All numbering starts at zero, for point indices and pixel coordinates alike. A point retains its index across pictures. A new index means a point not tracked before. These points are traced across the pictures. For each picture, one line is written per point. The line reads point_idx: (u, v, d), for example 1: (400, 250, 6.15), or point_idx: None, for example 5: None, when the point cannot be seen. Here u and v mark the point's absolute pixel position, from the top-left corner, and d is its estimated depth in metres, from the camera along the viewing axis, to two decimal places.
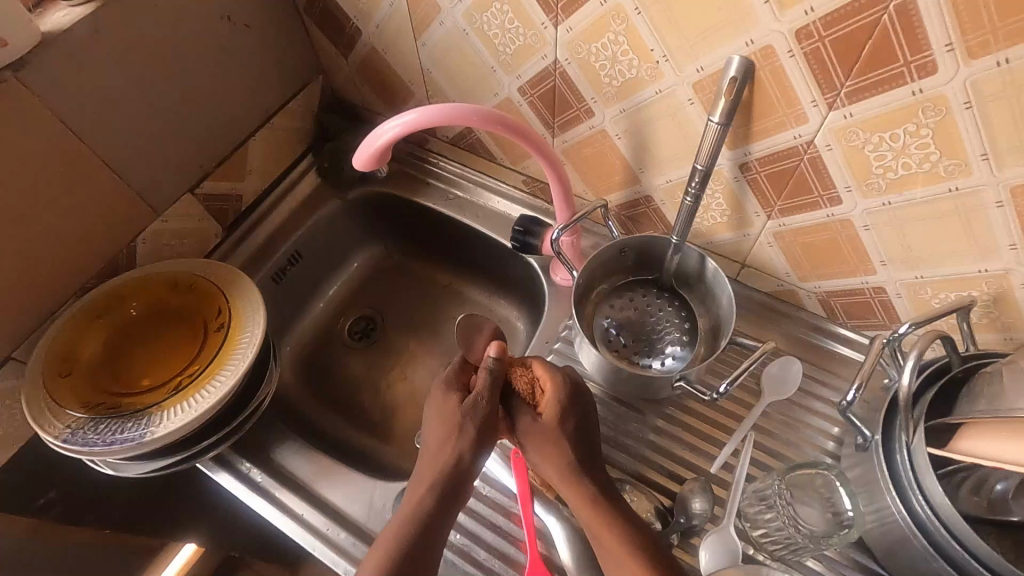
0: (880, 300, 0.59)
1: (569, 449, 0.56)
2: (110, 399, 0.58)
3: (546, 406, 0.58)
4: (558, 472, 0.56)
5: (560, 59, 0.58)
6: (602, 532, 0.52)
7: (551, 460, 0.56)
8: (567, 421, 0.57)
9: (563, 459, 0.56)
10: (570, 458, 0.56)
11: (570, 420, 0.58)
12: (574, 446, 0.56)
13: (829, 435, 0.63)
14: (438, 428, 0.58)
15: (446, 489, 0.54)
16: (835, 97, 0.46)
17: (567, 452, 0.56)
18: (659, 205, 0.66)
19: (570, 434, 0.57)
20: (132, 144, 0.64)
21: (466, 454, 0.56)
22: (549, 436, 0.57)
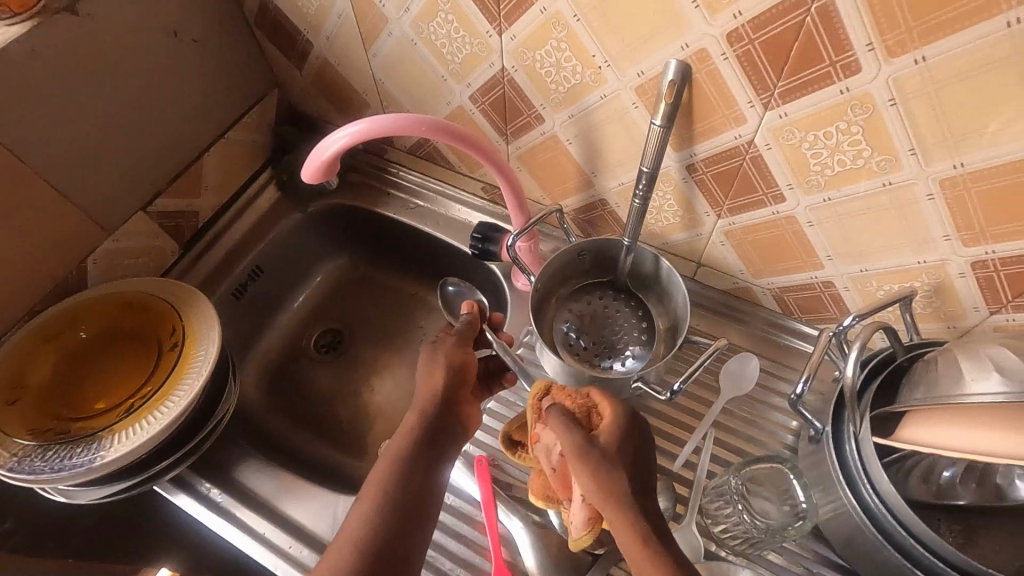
0: (830, 294, 0.60)
1: (626, 478, 0.45)
2: (59, 424, 0.57)
3: (605, 427, 0.48)
4: (605, 499, 0.44)
5: (507, 67, 0.58)
6: (640, 562, 0.41)
7: (600, 488, 0.44)
8: (628, 445, 0.47)
9: (618, 486, 0.44)
10: (626, 486, 0.44)
11: (630, 445, 0.47)
12: (630, 474, 0.45)
13: (788, 429, 0.64)
14: (424, 387, 0.54)
15: (426, 455, 0.50)
16: (769, 97, 0.47)
17: (621, 480, 0.44)
18: (614, 208, 0.67)
19: (630, 465, 0.46)
20: (78, 163, 0.63)
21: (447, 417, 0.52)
22: (603, 461, 0.45)
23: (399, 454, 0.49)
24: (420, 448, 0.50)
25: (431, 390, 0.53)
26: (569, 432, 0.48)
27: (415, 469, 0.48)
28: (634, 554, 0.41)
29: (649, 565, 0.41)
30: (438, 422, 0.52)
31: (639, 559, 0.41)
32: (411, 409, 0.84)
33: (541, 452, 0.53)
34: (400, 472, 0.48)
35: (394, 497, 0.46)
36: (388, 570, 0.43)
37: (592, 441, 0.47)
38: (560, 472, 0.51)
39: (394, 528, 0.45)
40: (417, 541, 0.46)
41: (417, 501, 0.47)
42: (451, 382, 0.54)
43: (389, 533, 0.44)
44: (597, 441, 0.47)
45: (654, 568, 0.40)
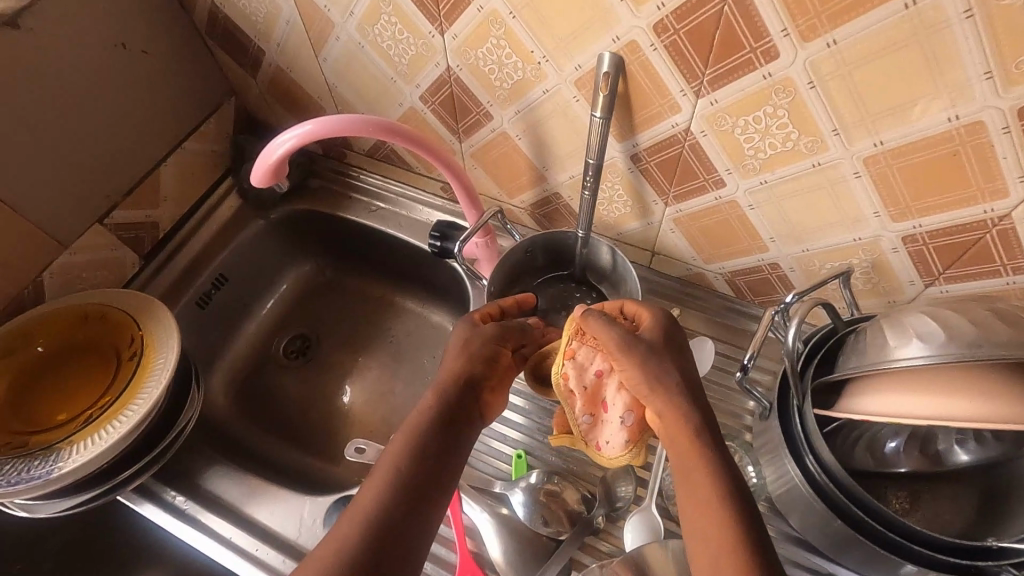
0: (777, 275, 0.62)
1: (677, 372, 0.49)
2: (16, 438, 0.57)
3: (646, 325, 0.52)
4: (653, 388, 0.48)
5: (452, 66, 0.60)
6: (689, 460, 0.45)
7: (652, 378, 0.48)
8: (670, 343, 0.51)
9: (663, 378, 0.48)
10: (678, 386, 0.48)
11: (671, 344, 0.51)
12: (682, 369, 0.50)
13: (746, 409, 0.66)
14: (453, 359, 0.53)
15: (450, 429, 0.49)
16: (699, 85, 0.48)
17: (676, 376, 0.49)
18: (568, 200, 0.68)
19: (673, 358, 0.50)
20: (26, 178, 0.63)
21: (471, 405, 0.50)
22: (653, 353, 0.49)
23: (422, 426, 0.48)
24: (444, 421, 0.49)
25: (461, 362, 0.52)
26: (614, 333, 0.51)
27: (437, 442, 0.48)
28: (684, 448, 0.46)
29: (694, 459, 0.45)
30: (463, 395, 0.51)
31: (687, 452, 0.45)
32: (381, 410, 0.84)
33: (573, 370, 0.54)
34: (418, 444, 0.47)
35: (414, 471, 0.45)
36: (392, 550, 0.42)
37: (637, 337, 0.50)
38: (595, 384, 0.54)
39: (408, 499, 0.44)
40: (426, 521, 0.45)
41: (436, 474, 0.46)
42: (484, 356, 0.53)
43: (405, 504, 0.44)
44: (643, 337, 0.51)
45: (697, 463, 0.45)
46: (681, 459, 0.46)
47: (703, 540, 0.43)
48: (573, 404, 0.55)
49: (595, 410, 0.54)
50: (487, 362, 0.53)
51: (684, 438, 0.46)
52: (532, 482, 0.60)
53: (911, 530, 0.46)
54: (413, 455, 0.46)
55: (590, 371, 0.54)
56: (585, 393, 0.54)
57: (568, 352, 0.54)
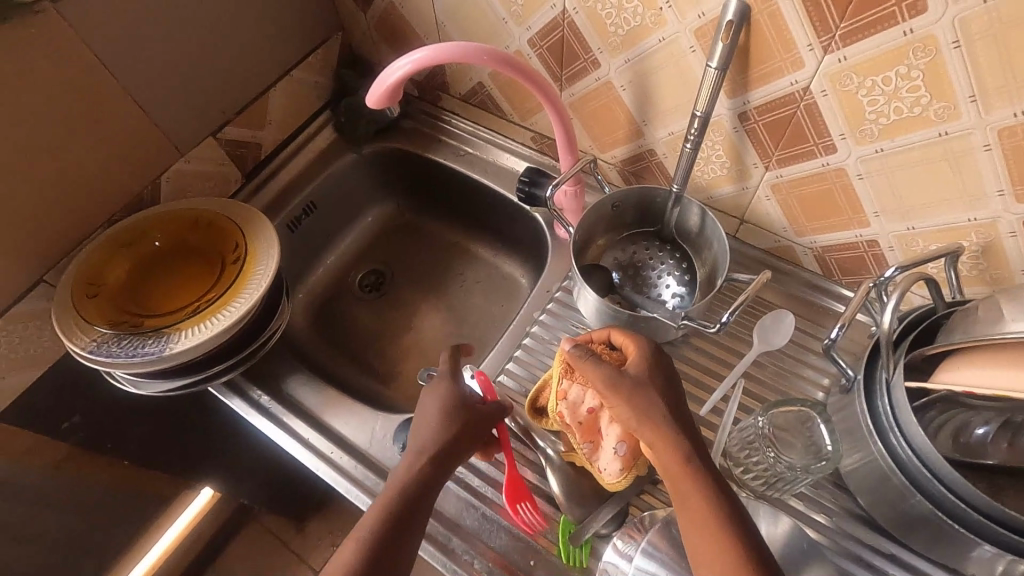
0: (873, 254, 0.61)
1: (661, 402, 0.49)
2: (132, 319, 0.62)
3: (631, 360, 0.52)
4: (645, 425, 0.49)
5: (568, 9, 0.60)
6: (685, 490, 0.46)
7: (642, 415, 0.49)
8: (657, 377, 0.51)
9: (652, 412, 0.49)
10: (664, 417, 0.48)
11: (658, 378, 0.51)
12: (666, 400, 0.49)
13: (819, 386, 0.65)
14: (425, 420, 0.54)
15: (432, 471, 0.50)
16: (830, 39, 0.47)
17: (660, 409, 0.49)
18: (662, 158, 0.68)
19: (660, 390, 0.50)
20: (159, 84, 0.67)
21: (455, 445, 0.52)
22: (637, 389, 0.50)
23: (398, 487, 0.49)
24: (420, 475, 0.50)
25: (435, 416, 0.54)
26: (598, 373, 0.51)
27: (415, 499, 0.49)
28: (677, 478, 0.46)
29: (696, 493, 0.45)
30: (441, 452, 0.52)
31: (682, 484, 0.46)
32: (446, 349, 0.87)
33: (566, 407, 0.56)
34: (397, 503, 0.48)
35: (387, 522, 0.47)
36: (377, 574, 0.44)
37: (623, 372, 0.51)
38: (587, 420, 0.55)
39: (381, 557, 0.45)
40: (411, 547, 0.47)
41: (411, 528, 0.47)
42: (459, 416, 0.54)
43: (380, 557, 0.45)
44: (627, 371, 0.51)
45: (690, 489, 0.45)
46: (674, 486, 0.47)
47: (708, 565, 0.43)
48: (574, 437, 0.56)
49: (595, 438, 0.56)
50: (460, 421, 0.54)
51: (681, 470, 0.46)
52: None
53: (1003, 515, 0.43)
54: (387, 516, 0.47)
55: (582, 408, 0.56)
56: (578, 426, 0.55)
57: (561, 391, 0.56)
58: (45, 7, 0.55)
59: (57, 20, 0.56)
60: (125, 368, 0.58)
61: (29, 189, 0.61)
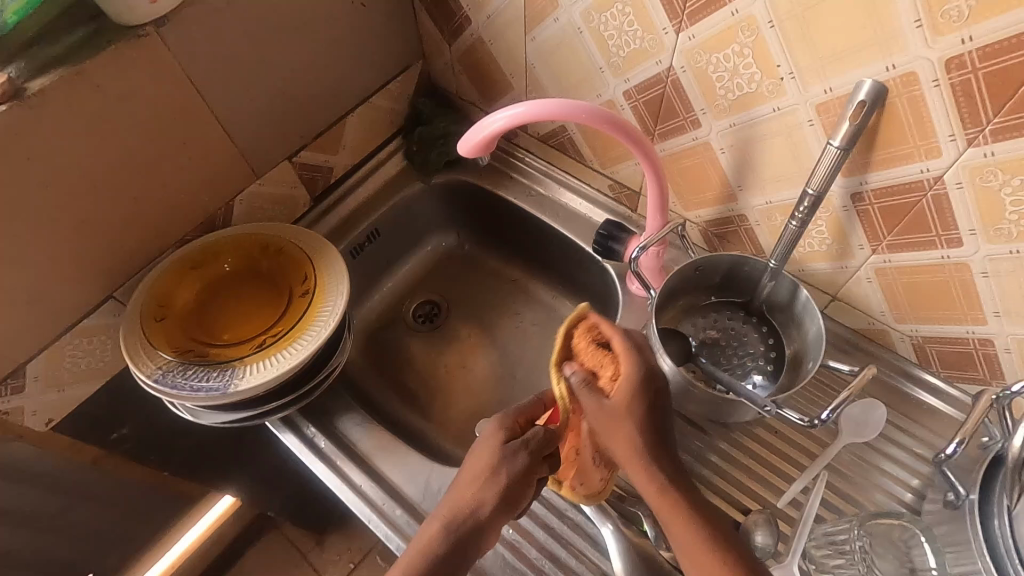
0: (983, 353, 0.56)
1: (638, 436, 0.50)
2: (198, 347, 0.61)
3: (618, 385, 0.52)
4: (631, 455, 0.50)
5: (675, 66, 0.57)
6: (666, 516, 0.48)
7: (622, 446, 0.50)
8: (636, 405, 0.51)
9: (637, 444, 0.50)
10: (643, 447, 0.50)
11: (639, 407, 0.51)
12: (644, 432, 0.50)
13: (907, 486, 0.60)
14: (464, 486, 0.52)
15: (466, 539, 0.50)
16: (977, 133, 0.43)
17: (642, 443, 0.50)
18: (753, 226, 0.64)
19: (642, 418, 0.51)
20: (243, 107, 0.66)
21: (489, 520, 0.51)
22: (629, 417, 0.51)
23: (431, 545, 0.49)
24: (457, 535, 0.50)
25: (481, 479, 0.52)
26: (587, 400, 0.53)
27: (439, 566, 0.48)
28: (661, 503, 0.48)
29: (678, 514, 0.47)
30: (482, 522, 0.51)
31: (667, 511, 0.48)
32: (497, 392, 0.85)
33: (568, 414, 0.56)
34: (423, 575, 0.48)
35: None
36: None
37: (603, 402, 0.52)
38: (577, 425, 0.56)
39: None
40: None
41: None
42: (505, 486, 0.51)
43: None
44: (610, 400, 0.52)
45: (681, 523, 0.47)
46: (664, 515, 0.48)
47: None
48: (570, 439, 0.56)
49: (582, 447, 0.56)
50: (516, 487, 0.52)
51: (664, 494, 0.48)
52: None
53: None
54: (419, 574, 0.48)
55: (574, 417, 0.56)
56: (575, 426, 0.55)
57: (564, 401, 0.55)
58: (148, 30, 0.55)
59: (157, 43, 0.56)
60: (188, 401, 0.57)
61: (111, 206, 0.60)
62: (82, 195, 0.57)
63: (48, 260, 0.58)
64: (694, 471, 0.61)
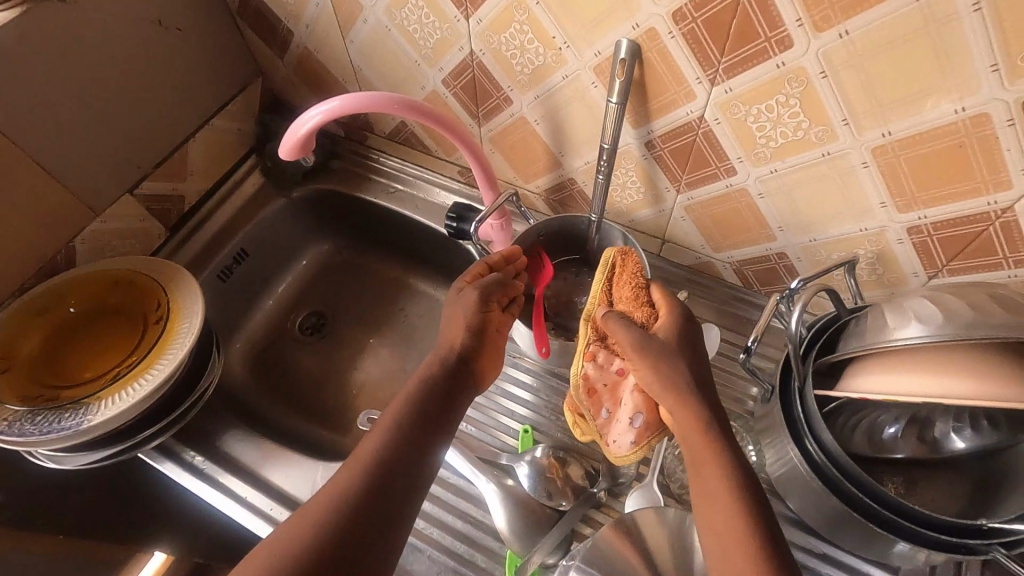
0: (784, 265, 0.64)
1: (688, 376, 0.51)
2: (49, 391, 0.59)
3: (662, 325, 0.54)
4: (667, 392, 0.51)
5: (474, 51, 0.62)
6: (704, 461, 0.47)
7: (668, 387, 0.51)
8: (683, 345, 0.52)
9: (687, 393, 0.50)
10: (689, 378, 0.51)
11: (685, 346, 0.53)
12: (694, 377, 0.51)
13: (749, 395, 0.67)
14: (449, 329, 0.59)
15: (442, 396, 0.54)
16: (714, 73, 0.50)
17: (653, 376, 0.51)
18: (582, 186, 0.70)
19: (688, 359, 0.52)
20: (64, 146, 0.65)
21: (461, 375, 0.57)
22: (663, 352, 0.52)
23: (386, 437, 0.49)
24: (415, 421, 0.51)
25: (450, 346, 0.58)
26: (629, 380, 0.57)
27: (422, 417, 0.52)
28: (686, 424, 0.49)
29: (700, 437, 0.48)
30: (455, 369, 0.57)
31: (698, 451, 0.48)
32: (391, 387, 0.87)
33: (592, 370, 0.58)
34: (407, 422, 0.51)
35: (397, 447, 0.49)
36: (391, 490, 0.46)
37: (653, 337, 0.52)
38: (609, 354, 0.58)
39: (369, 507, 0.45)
40: (423, 468, 0.49)
41: (432, 431, 0.51)
42: (451, 372, 0.56)
43: (395, 471, 0.47)
44: (656, 337, 0.53)
45: (709, 472, 0.46)
46: (693, 455, 0.48)
47: (715, 537, 0.44)
48: (585, 399, 0.58)
49: (613, 406, 0.57)
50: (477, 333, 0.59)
51: (694, 429, 0.48)
52: (537, 455, 0.63)
53: (898, 504, 0.47)
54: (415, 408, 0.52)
55: (611, 369, 0.58)
56: (600, 391, 0.57)
57: (587, 355, 0.58)
58: None
59: None
60: (41, 446, 0.56)
61: None
62: None
63: None
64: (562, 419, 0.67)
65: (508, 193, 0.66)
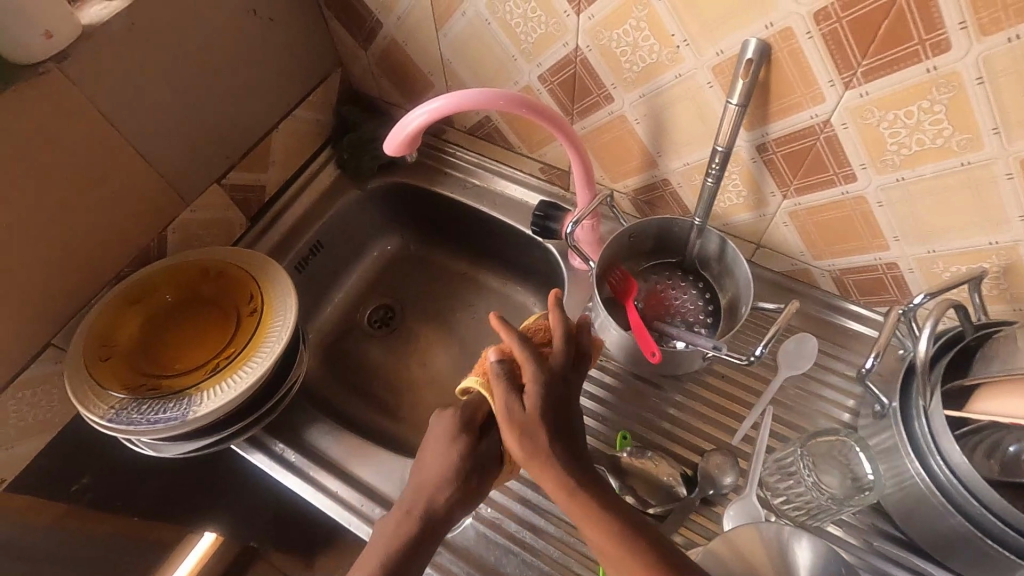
0: (892, 275, 0.61)
1: (546, 430, 0.48)
2: (150, 380, 0.60)
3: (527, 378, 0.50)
4: (535, 459, 0.48)
5: (580, 47, 0.60)
6: (583, 520, 0.47)
7: (530, 454, 0.48)
8: (543, 405, 0.49)
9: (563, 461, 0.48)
10: (551, 453, 0.48)
11: (552, 403, 0.50)
12: (553, 435, 0.49)
13: (844, 407, 0.65)
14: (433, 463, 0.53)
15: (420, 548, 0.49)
16: (852, 76, 0.48)
17: (533, 407, 0.49)
18: (676, 188, 0.68)
19: (554, 419, 0.49)
20: (162, 135, 0.65)
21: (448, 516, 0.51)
22: (526, 424, 0.49)
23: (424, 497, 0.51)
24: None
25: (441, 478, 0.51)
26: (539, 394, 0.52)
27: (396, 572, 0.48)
28: (559, 492, 0.48)
29: (570, 502, 0.47)
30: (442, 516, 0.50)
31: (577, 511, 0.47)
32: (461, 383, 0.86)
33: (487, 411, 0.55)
34: None
35: None
36: None
37: (520, 400, 0.50)
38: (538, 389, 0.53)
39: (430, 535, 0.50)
40: None
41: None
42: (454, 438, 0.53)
43: None
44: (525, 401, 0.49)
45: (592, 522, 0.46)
46: (575, 509, 0.47)
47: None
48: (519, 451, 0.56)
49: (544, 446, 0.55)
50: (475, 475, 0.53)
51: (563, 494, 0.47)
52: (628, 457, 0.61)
53: None
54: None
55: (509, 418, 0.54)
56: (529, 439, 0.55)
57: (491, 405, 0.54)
58: (48, 68, 0.53)
59: (60, 79, 0.54)
60: (148, 436, 0.56)
61: (39, 251, 0.59)
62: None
63: None
64: (650, 422, 0.66)
65: (608, 193, 0.64)
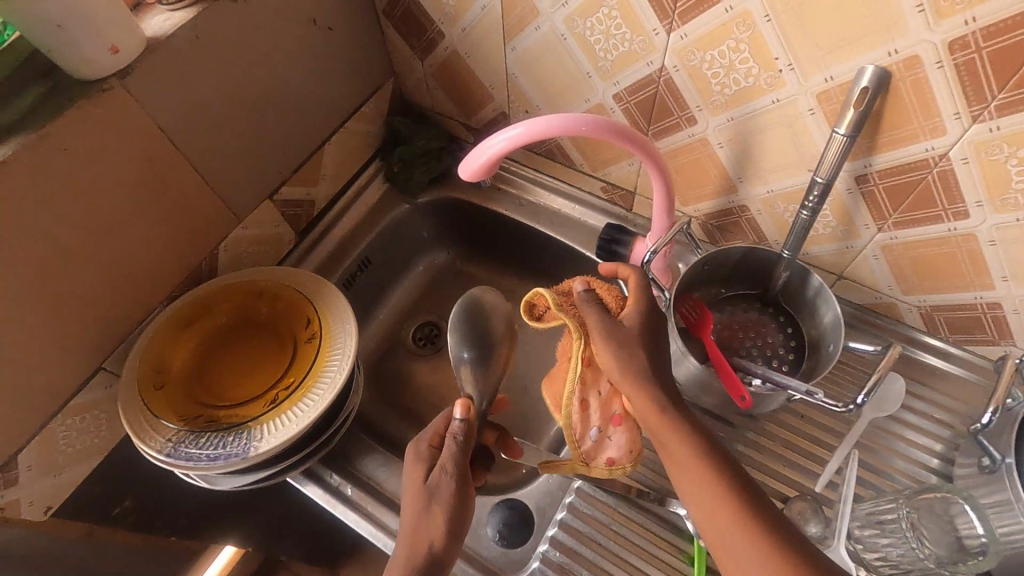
0: (992, 316, 0.57)
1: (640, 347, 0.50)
2: (206, 411, 0.58)
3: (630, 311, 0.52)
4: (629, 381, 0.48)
5: (667, 66, 0.56)
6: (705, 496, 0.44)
7: (623, 367, 0.49)
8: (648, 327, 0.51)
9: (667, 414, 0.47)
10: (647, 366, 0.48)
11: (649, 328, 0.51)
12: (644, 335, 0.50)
13: (932, 452, 0.61)
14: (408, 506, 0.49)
15: None
16: (982, 109, 0.44)
17: (636, 335, 0.50)
18: (755, 215, 0.64)
19: (647, 344, 0.50)
20: (219, 149, 0.62)
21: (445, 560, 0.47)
22: (632, 337, 0.50)
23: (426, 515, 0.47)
24: None
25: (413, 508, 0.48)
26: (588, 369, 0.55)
27: None
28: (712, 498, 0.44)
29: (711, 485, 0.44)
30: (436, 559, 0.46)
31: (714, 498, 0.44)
32: None
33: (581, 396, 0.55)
34: None
35: None
36: None
37: (619, 324, 0.50)
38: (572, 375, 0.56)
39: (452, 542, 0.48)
40: None
41: None
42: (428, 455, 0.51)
43: None
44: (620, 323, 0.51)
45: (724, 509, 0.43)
46: (698, 493, 0.45)
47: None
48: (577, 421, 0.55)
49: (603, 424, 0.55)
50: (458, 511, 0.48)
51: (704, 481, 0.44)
52: None
53: None
54: None
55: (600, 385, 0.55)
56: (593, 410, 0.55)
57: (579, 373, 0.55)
58: (112, 83, 0.51)
59: (123, 95, 0.52)
60: (206, 472, 0.53)
61: (95, 274, 0.56)
62: (55, 266, 0.53)
63: (31, 339, 0.53)
64: None
65: (686, 221, 0.61)
